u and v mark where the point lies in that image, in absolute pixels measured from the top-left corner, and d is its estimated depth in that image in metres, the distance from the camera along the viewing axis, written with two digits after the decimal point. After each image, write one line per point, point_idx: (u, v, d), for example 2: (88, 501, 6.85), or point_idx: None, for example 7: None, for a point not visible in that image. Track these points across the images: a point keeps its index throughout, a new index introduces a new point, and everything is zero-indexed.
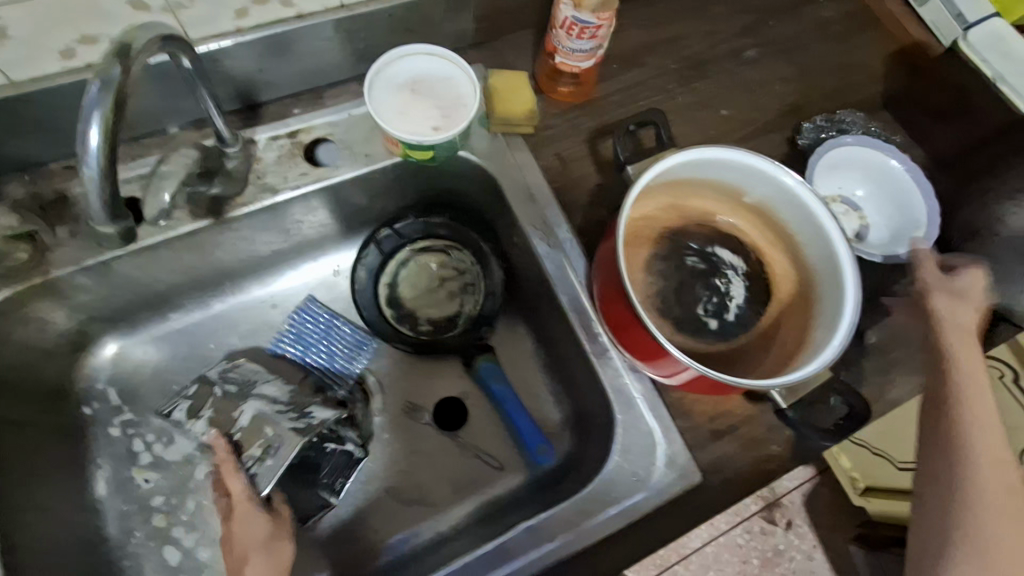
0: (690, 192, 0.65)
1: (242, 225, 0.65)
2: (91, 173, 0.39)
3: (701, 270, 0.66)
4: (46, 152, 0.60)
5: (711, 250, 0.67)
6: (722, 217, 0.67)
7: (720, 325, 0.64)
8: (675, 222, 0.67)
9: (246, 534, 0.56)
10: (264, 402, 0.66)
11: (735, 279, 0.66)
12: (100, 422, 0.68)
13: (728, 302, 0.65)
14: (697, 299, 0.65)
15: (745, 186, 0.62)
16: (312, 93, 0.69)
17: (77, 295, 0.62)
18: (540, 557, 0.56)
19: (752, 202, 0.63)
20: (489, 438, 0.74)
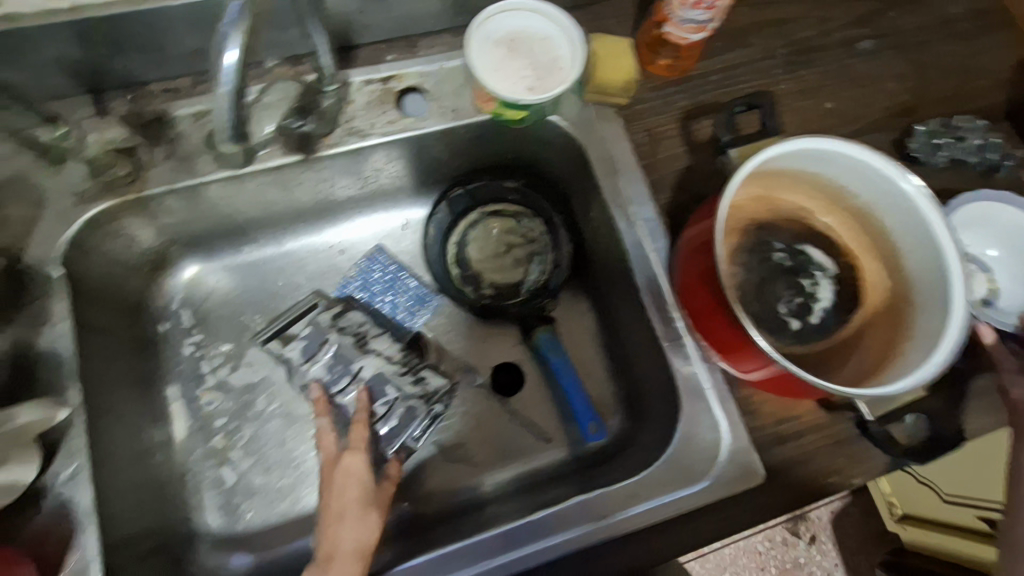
0: (787, 184, 0.62)
1: (328, 166, 0.65)
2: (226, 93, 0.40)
3: (787, 267, 0.65)
4: (149, 72, 0.60)
5: (800, 247, 0.65)
6: (814, 215, 0.64)
7: (801, 326, 0.62)
8: (764, 216, 0.64)
9: (342, 488, 0.57)
10: (381, 360, 0.68)
11: (822, 281, 0.64)
12: (172, 340, 0.70)
13: (812, 303, 0.63)
14: (780, 298, 0.63)
15: (848, 187, 0.59)
16: (406, 41, 0.68)
17: (165, 216, 0.63)
18: (591, 533, 0.56)
19: (851, 204, 0.60)
20: (539, 409, 0.74)
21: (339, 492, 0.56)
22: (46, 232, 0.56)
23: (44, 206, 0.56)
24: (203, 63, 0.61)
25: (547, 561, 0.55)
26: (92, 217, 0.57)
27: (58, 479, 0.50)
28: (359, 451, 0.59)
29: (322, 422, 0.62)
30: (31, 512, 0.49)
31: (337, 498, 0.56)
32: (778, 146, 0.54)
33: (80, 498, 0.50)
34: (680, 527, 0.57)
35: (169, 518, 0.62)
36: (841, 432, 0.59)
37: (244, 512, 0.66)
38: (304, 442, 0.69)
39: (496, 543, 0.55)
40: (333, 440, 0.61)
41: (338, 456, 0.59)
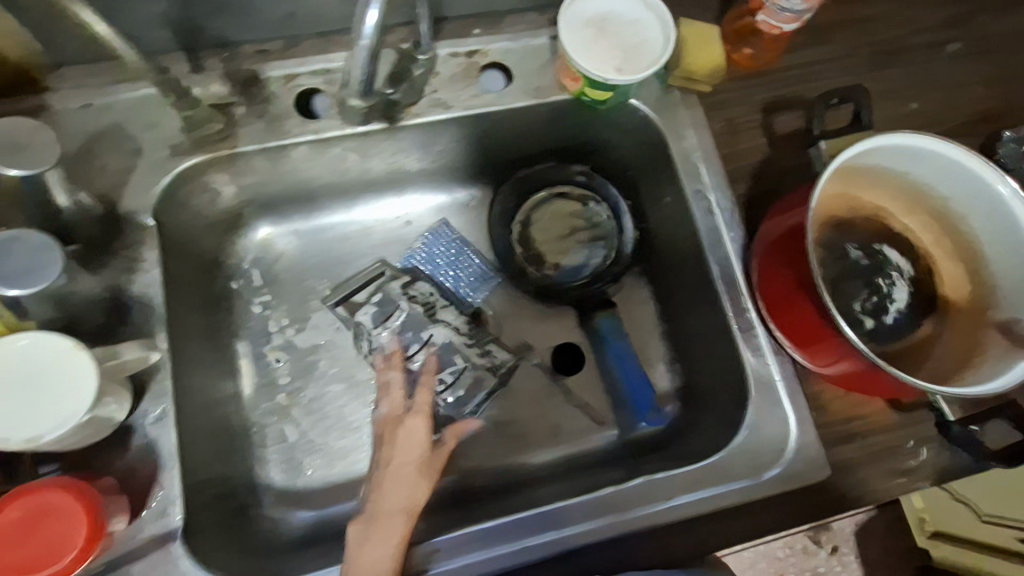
0: (871, 184, 0.60)
1: (409, 136, 0.66)
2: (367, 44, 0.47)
3: (863, 266, 0.62)
4: (244, 33, 0.61)
5: (877, 247, 0.62)
6: (893, 217, 0.62)
7: (875, 326, 0.60)
8: (841, 213, 0.62)
9: (402, 448, 0.58)
10: (450, 331, 0.71)
11: (899, 281, 0.62)
12: (243, 297, 0.72)
13: (888, 304, 0.60)
14: (856, 294, 0.61)
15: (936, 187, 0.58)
16: (491, 16, 0.67)
17: (250, 175, 0.64)
18: (654, 513, 0.57)
19: (936, 206, 0.59)
20: (592, 393, 0.74)
21: (396, 451, 0.58)
22: (140, 182, 0.57)
23: (140, 155, 0.58)
24: (297, 26, 0.62)
25: (603, 539, 0.56)
26: (184, 170, 0.59)
27: (146, 419, 0.52)
28: (422, 414, 0.60)
29: (393, 377, 0.64)
30: (121, 449, 0.51)
31: (397, 459, 0.57)
32: (872, 139, 0.53)
33: (165, 440, 0.52)
34: (742, 517, 0.57)
35: (235, 468, 0.64)
36: (909, 436, 0.59)
37: (305, 469, 0.68)
38: (362, 408, 0.70)
39: (559, 517, 0.56)
40: (402, 396, 0.63)
41: (402, 415, 0.61)
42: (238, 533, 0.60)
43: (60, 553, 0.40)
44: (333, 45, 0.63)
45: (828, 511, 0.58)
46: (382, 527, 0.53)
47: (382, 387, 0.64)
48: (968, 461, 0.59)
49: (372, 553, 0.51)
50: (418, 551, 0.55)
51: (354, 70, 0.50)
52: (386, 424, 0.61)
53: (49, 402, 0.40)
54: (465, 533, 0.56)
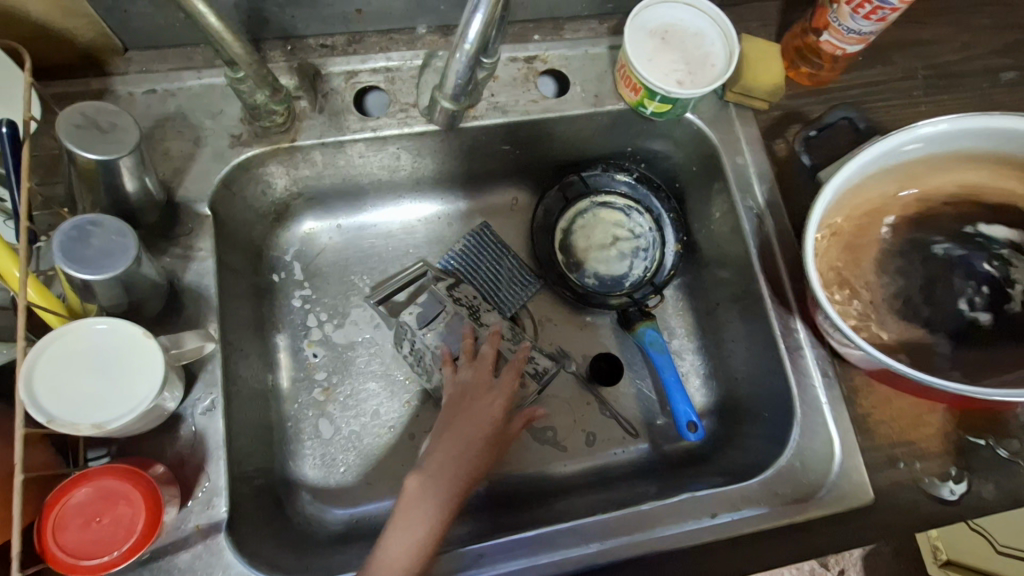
0: (902, 183, 0.61)
1: (464, 138, 0.66)
2: (468, 49, 0.50)
3: (960, 256, 0.61)
4: (310, 27, 0.62)
5: (981, 227, 0.61)
6: (979, 189, 0.61)
7: (992, 318, 0.59)
8: (918, 210, 0.62)
9: (475, 417, 0.60)
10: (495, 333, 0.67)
11: (1012, 260, 0.60)
12: (285, 290, 0.72)
13: (1003, 292, 0.60)
14: (959, 293, 0.60)
15: (949, 150, 0.58)
16: (552, 23, 0.67)
17: (303, 167, 0.64)
18: (698, 529, 0.56)
19: (965, 158, 0.59)
20: (628, 404, 0.74)
21: (468, 418, 0.59)
22: (201, 169, 0.58)
23: (203, 143, 0.58)
24: (362, 24, 0.63)
25: (643, 554, 0.56)
26: (244, 160, 0.59)
27: (196, 409, 0.52)
28: (503, 396, 0.61)
29: (488, 352, 0.64)
30: (170, 438, 0.51)
31: (466, 429, 0.59)
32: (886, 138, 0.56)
33: (213, 431, 0.51)
34: (784, 538, 0.57)
35: (272, 460, 0.64)
36: (955, 463, 0.59)
37: (339, 465, 0.67)
38: (398, 407, 0.70)
39: (601, 529, 0.56)
40: (491, 368, 0.63)
41: (484, 387, 0.62)
42: (275, 526, 0.60)
43: (118, 539, 0.40)
44: (396, 44, 0.64)
45: (873, 536, 0.57)
46: (428, 493, 0.55)
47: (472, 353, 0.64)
48: (1011, 494, 0.58)
49: (411, 519, 0.53)
50: (459, 555, 0.54)
51: (451, 73, 0.53)
52: (461, 391, 0.62)
53: (140, 380, 0.40)
54: (509, 539, 0.55)
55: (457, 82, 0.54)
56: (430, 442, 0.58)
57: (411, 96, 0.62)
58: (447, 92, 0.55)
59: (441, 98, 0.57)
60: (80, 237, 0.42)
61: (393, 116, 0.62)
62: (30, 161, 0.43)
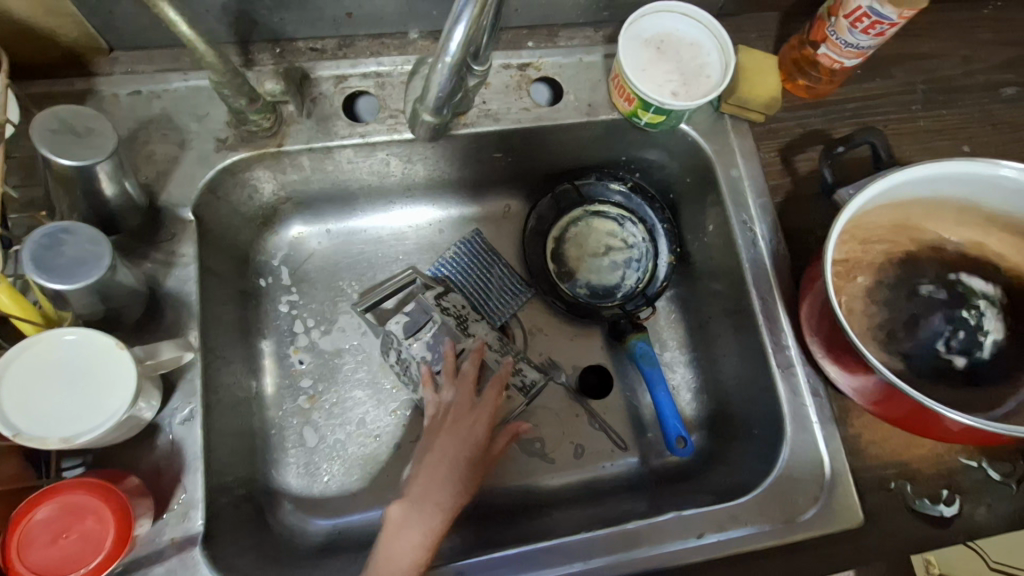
0: (892, 219, 0.60)
1: (455, 145, 0.65)
2: (450, 60, 0.49)
3: (941, 300, 0.60)
4: (300, 30, 0.61)
5: (955, 278, 0.60)
6: (958, 239, 0.61)
7: (967, 362, 0.58)
8: (904, 249, 0.61)
9: (460, 441, 0.59)
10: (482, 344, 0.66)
11: (988, 312, 0.59)
12: (272, 295, 0.71)
13: (978, 338, 0.58)
14: (937, 333, 0.59)
15: (942, 196, 0.58)
16: (547, 29, 0.66)
17: (291, 172, 0.63)
18: (684, 550, 0.55)
19: (953, 207, 0.59)
20: (618, 417, 0.73)
21: (451, 441, 0.59)
22: (185, 174, 0.57)
23: (187, 147, 0.57)
24: (352, 27, 0.62)
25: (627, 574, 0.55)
26: (229, 164, 0.58)
27: (175, 418, 0.51)
28: (484, 417, 0.61)
29: (468, 368, 0.64)
30: (147, 447, 0.50)
31: (450, 453, 0.58)
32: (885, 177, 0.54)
33: (191, 441, 0.50)
34: (771, 559, 0.56)
35: (255, 469, 0.63)
36: (948, 486, 0.58)
37: (323, 476, 0.66)
38: (384, 416, 0.69)
39: (585, 548, 0.55)
40: (473, 385, 0.63)
41: (468, 410, 0.62)
42: (255, 538, 0.59)
43: (88, 555, 0.39)
44: (387, 49, 0.63)
45: (863, 559, 0.56)
46: (415, 519, 0.54)
47: (453, 372, 0.64)
48: (1005, 518, 0.57)
49: (395, 547, 0.53)
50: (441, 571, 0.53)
51: (433, 86, 0.52)
52: (446, 412, 0.62)
53: (111, 392, 0.39)
54: (491, 557, 0.54)
55: (440, 92, 0.53)
56: (418, 469, 0.58)
57: (401, 102, 0.61)
58: (427, 105, 0.54)
59: (421, 110, 0.56)
60: (51, 244, 0.41)
61: (382, 122, 0.61)
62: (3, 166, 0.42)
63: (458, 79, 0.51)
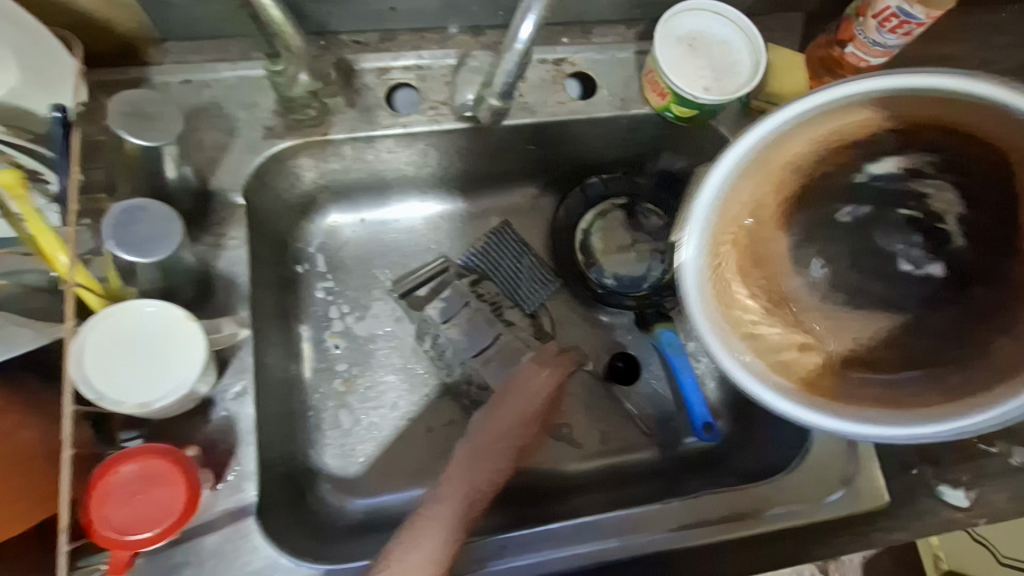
0: (775, 179, 0.47)
1: (490, 138, 0.67)
2: (519, 50, 0.51)
3: (874, 212, 0.50)
4: (344, 24, 0.63)
5: (879, 167, 0.48)
6: (820, 143, 0.47)
7: (946, 266, 0.48)
8: (791, 192, 0.48)
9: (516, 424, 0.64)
10: (516, 329, 0.70)
11: (927, 188, 0.48)
12: (308, 282, 0.73)
13: (933, 230, 0.48)
14: (891, 256, 0.50)
15: (789, 132, 0.46)
16: (580, 26, 0.69)
17: (332, 160, 0.65)
18: (716, 528, 0.57)
19: (799, 125, 0.46)
20: (644, 405, 0.74)
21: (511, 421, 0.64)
22: (235, 160, 0.59)
23: (236, 134, 0.59)
24: (394, 22, 0.64)
25: (660, 551, 0.57)
26: (276, 151, 0.60)
27: (228, 394, 0.53)
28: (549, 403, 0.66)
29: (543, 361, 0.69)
30: (202, 420, 0.52)
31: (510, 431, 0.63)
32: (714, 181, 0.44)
33: (243, 416, 0.52)
34: (798, 539, 0.58)
35: (294, 449, 0.65)
36: (969, 471, 0.60)
37: (358, 457, 0.68)
38: (417, 401, 0.71)
39: (618, 526, 0.57)
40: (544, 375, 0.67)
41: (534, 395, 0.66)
42: (295, 515, 0.61)
43: (157, 518, 0.41)
44: (427, 42, 0.65)
45: (885, 539, 0.59)
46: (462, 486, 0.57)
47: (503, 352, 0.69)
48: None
49: (428, 533, 0.53)
50: (483, 545, 0.55)
51: (501, 72, 0.55)
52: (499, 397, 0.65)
53: (156, 376, 0.41)
54: (529, 533, 0.56)
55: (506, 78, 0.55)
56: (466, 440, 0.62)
57: (441, 94, 0.64)
58: (495, 89, 0.57)
59: (487, 96, 0.58)
60: (127, 221, 0.42)
61: (422, 113, 0.63)
62: (77, 146, 0.46)
63: (520, 72, 0.55)
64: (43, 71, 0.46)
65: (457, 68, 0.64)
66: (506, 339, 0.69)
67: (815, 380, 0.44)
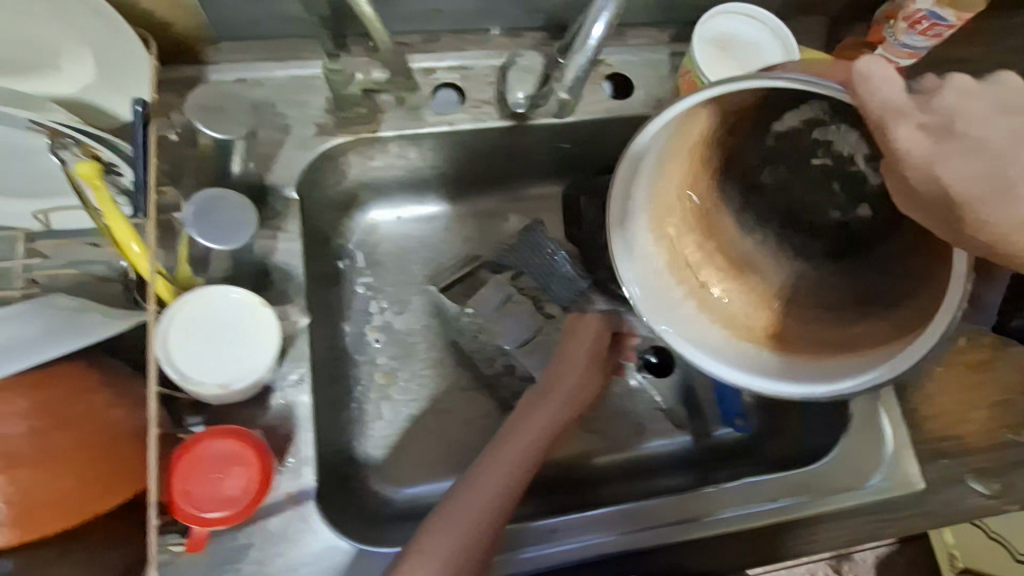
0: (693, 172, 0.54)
1: (528, 136, 0.69)
2: (592, 47, 0.52)
3: (798, 163, 0.57)
4: (391, 26, 0.65)
5: (776, 125, 0.54)
6: (711, 125, 0.51)
7: (869, 209, 0.55)
8: (703, 169, 0.55)
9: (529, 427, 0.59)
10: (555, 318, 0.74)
11: (829, 133, 0.53)
12: (348, 277, 0.74)
13: (850, 171, 0.55)
14: (822, 208, 0.57)
15: (684, 140, 0.51)
16: (616, 29, 0.71)
17: (377, 158, 0.67)
18: (762, 512, 0.59)
19: (689, 130, 0.50)
20: (675, 397, 0.75)
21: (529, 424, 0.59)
22: (288, 156, 0.60)
23: (288, 131, 0.61)
24: (438, 23, 0.66)
25: (708, 536, 0.58)
26: (327, 148, 0.62)
27: (286, 381, 0.54)
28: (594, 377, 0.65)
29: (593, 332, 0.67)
30: (262, 408, 0.53)
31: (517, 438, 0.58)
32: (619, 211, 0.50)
33: (300, 404, 0.54)
34: (838, 523, 0.60)
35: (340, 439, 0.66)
36: (996, 458, 0.63)
37: (396, 448, 0.69)
38: (454, 394, 0.72)
39: (665, 510, 0.58)
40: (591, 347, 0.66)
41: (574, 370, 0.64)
42: (340, 505, 0.62)
43: (230, 497, 0.43)
44: (468, 44, 0.67)
45: (920, 523, 0.61)
46: (496, 471, 0.55)
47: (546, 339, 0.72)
48: None
49: (438, 544, 0.49)
50: (535, 528, 0.57)
51: (571, 66, 0.55)
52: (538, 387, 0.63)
53: (217, 346, 0.42)
54: (574, 518, 0.57)
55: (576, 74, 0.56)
56: (509, 421, 0.61)
57: (484, 93, 0.66)
58: (565, 83, 0.57)
59: (556, 90, 0.59)
60: (205, 211, 0.44)
61: (466, 112, 0.65)
62: (157, 148, 0.48)
63: (592, 69, 0.55)
64: (114, 58, 0.50)
65: (500, 69, 0.66)
66: (549, 330, 0.73)
67: (763, 338, 0.50)
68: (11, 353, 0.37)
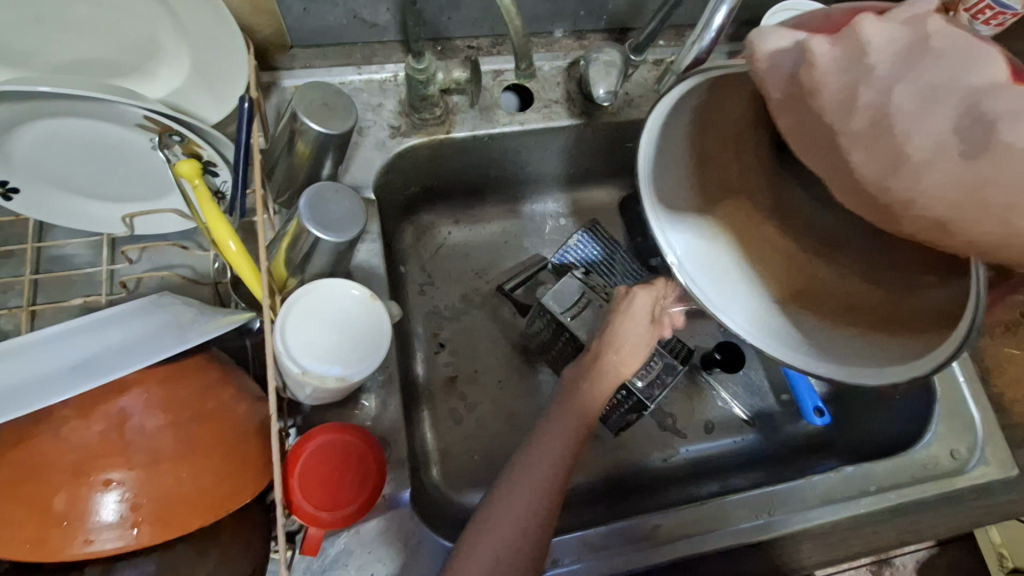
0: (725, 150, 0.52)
1: (594, 135, 0.70)
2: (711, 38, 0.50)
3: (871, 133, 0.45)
4: (460, 30, 0.66)
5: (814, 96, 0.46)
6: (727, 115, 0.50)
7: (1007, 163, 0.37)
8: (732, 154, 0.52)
9: (553, 439, 0.51)
10: None
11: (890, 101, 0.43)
12: (410, 280, 0.73)
13: None
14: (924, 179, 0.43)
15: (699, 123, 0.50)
16: (675, 30, 0.72)
17: (449, 161, 0.67)
18: (864, 503, 0.59)
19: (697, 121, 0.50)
20: (745, 393, 0.73)
21: (557, 432, 0.51)
22: (365, 158, 0.61)
23: (364, 134, 0.61)
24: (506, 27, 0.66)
25: (815, 526, 0.58)
26: (404, 149, 0.62)
27: (376, 381, 0.53)
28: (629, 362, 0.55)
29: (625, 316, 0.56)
30: (354, 408, 0.52)
31: (549, 440, 0.51)
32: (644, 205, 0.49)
33: (390, 405, 0.53)
34: (938, 509, 0.60)
35: (416, 444, 0.65)
36: None
37: (468, 454, 0.68)
38: (523, 397, 0.71)
39: (762, 504, 0.57)
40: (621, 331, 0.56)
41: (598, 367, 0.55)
42: (428, 509, 0.60)
43: (349, 498, 0.42)
44: (535, 47, 0.68)
45: (1016, 505, 0.62)
46: (539, 477, 0.49)
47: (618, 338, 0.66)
48: None
49: (502, 520, 0.47)
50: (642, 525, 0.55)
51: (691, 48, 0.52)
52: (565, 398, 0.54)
53: (320, 325, 0.43)
54: (650, 520, 0.55)
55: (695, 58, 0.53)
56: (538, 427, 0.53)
57: (554, 94, 0.66)
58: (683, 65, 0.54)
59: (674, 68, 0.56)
60: (320, 201, 0.45)
61: (537, 110, 0.65)
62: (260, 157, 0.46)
63: (711, 53, 0.51)
64: (209, 53, 0.49)
65: (568, 70, 0.67)
66: None
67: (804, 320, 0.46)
68: (132, 349, 0.36)
